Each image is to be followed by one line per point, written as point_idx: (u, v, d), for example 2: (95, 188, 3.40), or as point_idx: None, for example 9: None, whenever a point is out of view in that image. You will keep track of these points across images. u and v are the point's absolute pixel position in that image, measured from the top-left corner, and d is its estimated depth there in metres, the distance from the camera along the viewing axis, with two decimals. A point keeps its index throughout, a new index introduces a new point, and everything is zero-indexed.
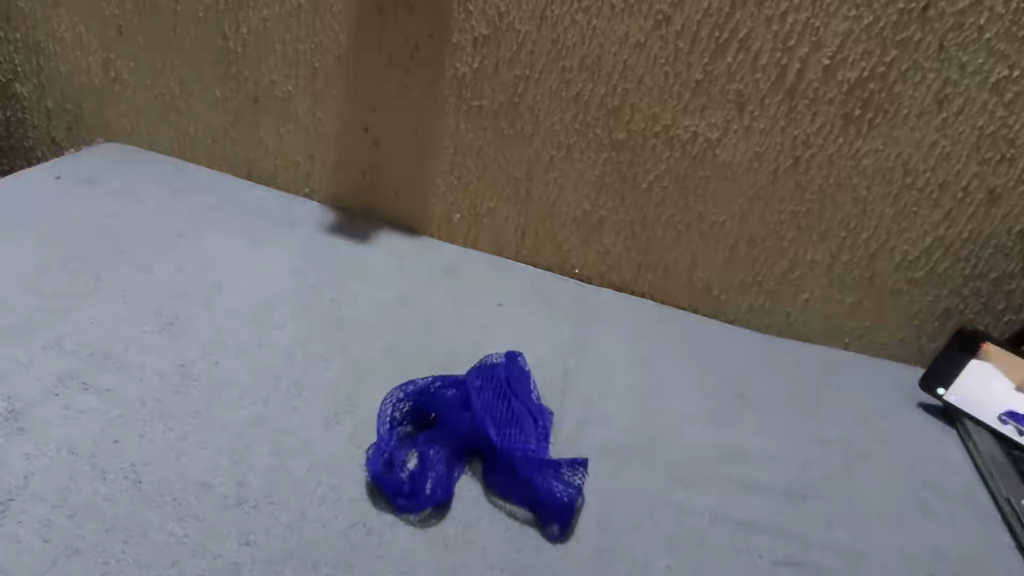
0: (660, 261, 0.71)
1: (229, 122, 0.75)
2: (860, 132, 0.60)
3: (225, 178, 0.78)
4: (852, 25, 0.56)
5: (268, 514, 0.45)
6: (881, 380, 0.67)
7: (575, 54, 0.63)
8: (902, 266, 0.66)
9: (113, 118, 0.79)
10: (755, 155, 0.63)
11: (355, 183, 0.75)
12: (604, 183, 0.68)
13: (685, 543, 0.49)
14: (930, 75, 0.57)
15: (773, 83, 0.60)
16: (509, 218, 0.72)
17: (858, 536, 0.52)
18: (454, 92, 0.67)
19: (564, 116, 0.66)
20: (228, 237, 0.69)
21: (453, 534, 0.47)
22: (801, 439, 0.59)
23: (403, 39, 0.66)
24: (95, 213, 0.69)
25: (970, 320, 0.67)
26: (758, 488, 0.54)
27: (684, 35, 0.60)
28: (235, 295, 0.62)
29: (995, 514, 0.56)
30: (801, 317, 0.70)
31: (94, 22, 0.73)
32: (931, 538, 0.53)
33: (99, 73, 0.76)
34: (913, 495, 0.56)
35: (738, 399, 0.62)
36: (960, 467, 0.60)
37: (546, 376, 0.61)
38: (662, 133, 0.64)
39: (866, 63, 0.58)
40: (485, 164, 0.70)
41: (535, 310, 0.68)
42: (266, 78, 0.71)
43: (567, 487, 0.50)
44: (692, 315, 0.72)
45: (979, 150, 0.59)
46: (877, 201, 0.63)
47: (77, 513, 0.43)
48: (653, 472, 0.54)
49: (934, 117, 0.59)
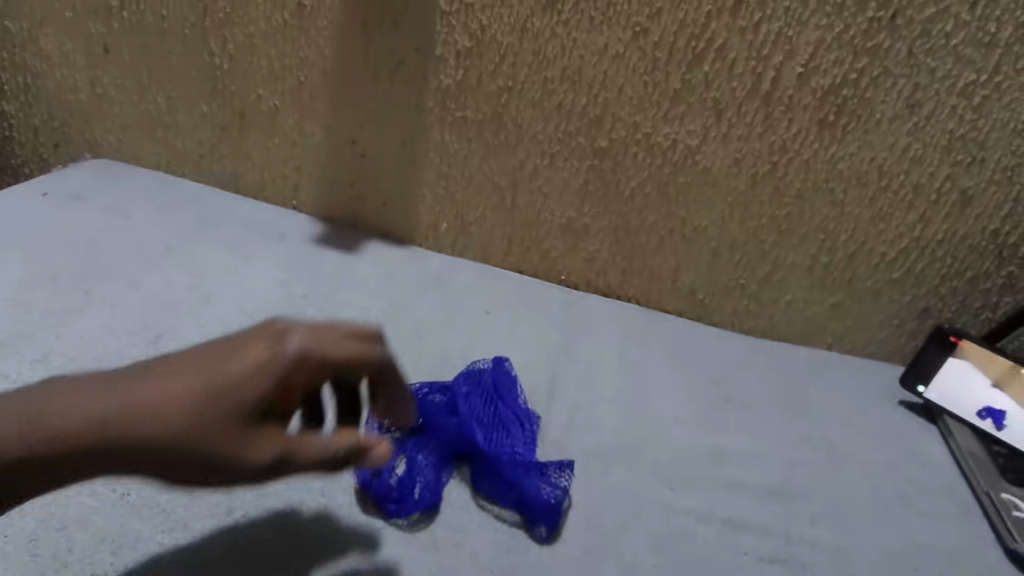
0: (645, 266, 0.72)
1: (216, 138, 0.76)
2: (835, 138, 0.62)
3: (212, 191, 0.78)
4: (824, 34, 0.58)
5: (258, 521, 0.46)
6: (863, 380, 0.69)
7: (556, 66, 0.64)
8: (880, 268, 0.67)
9: (101, 135, 0.80)
10: (734, 160, 0.65)
11: (341, 195, 0.75)
12: (588, 191, 0.69)
13: (671, 542, 0.50)
14: (901, 80, 0.59)
15: (749, 91, 0.61)
16: (495, 226, 0.73)
17: (842, 533, 0.53)
18: (439, 104, 0.68)
19: (547, 126, 0.67)
20: (215, 251, 0.70)
21: (442, 538, 0.47)
22: (785, 439, 0.60)
23: (388, 53, 0.67)
24: (81, 229, 0.69)
25: (949, 319, 0.68)
26: (743, 488, 0.55)
27: (662, 46, 0.61)
28: (224, 308, 0.63)
29: (976, 509, 0.57)
30: (784, 318, 0.72)
31: (80, 41, 0.74)
32: (912, 531, 0.54)
33: (86, 91, 0.77)
34: (895, 492, 0.57)
35: (722, 400, 0.63)
36: (941, 463, 0.61)
37: (533, 380, 0.62)
38: (643, 141, 0.66)
39: (838, 70, 0.59)
40: (471, 174, 0.71)
41: (522, 318, 0.69)
42: (252, 93, 0.72)
43: (554, 489, 0.50)
44: (677, 318, 0.73)
45: (950, 153, 0.61)
46: (854, 204, 0.65)
47: (67, 526, 0.44)
48: (639, 472, 0.55)
49: (906, 122, 0.60)
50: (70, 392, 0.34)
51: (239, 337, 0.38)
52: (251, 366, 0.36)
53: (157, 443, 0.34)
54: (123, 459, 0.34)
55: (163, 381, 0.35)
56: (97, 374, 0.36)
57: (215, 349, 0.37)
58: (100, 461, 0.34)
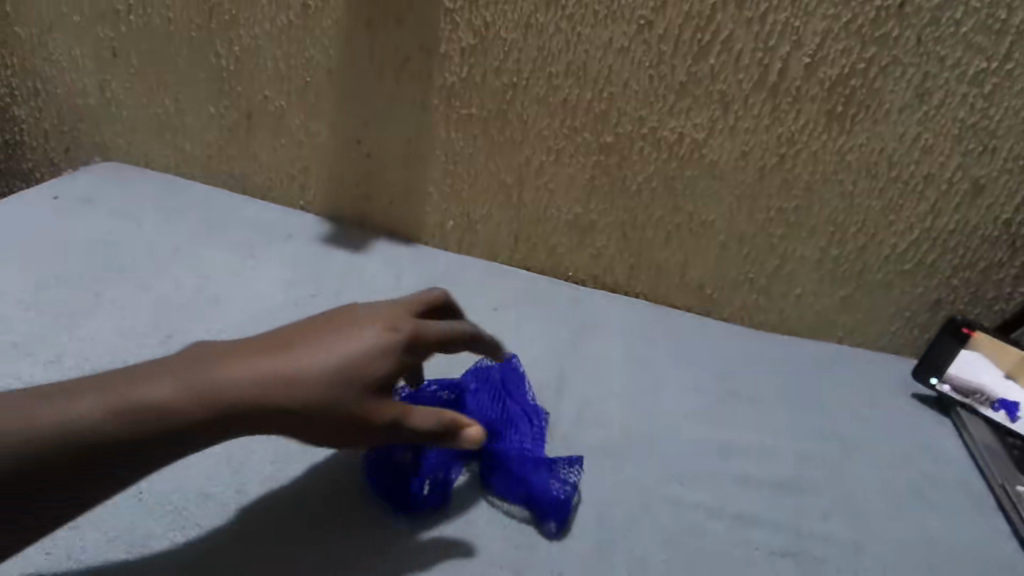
0: (652, 261, 0.72)
1: (223, 139, 0.76)
2: (843, 129, 0.61)
3: (220, 193, 0.79)
4: (831, 24, 0.58)
5: (268, 519, 0.46)
6: (874, 373, 0.68)
7: (561, 61, 0.64)
8: (891, 260, 0.66)
9: (110, 139, 0.80)
10: (742, 153, 0.64)
11: (348, 194, 0.76)
12: (595, 186, 0.69)
13: (681, 538, 0.50)
14: (911, 69, 0.58)
15: (756, 83, 0.61)
16: (502, 223, 0.73)
17: (855, 527, 0.53)
18: (444, 101, 0.68)
19: (552, 121, 0.67)
20: (224, 252, 0.70)
21: (450, 535, 0.47)
22: (796, 433, 0.60)
23: (393, 52, 0.67)
24: (91, 231, 0.70)
25: (961, 310, 0.68)
26: (753, 483, 0.55)
27: (667, 39, 0.61)
28: (233, 309, 0.63)
29: (991, 502, 0.56)
30: (793, 312, 0.71)
31: (88, 45, 0.75)
32: (926, 525, 0.53)
33: (95, 94, 0.77)
34: (908, 485, 0.57)
35: (732, 395, 0.63)
36: (955, 456, 0.60)
37: (542, 377, 0.62)
38: (649, 135, 0.65)
39: (846, 60, 0.59)
40: (477, 171, 0.71)
41: (529, 314, 0.69)
42: (258, 94, 0.73)
43: (564, 485, 0.50)
44: (686, 313, 0.73)
45: (962, 142, 0.60)
46: (863, 195, 0.64)
47: (78, 525, 0.44)
48: (649, 468, 0.55)
49: (915, 111, 0.60)
50: (228, 361, 0.40)
51: (359, 317, 0.44)
52: (377, 342, 0.42)
53: (308, 407, 0.39)
54: (281, 420, 0.40)
55: (310, 351, 0.41)
56: (243, 345, 0.41)
57: (339, 328, 0.43)
58: (260, 420, 0.39)
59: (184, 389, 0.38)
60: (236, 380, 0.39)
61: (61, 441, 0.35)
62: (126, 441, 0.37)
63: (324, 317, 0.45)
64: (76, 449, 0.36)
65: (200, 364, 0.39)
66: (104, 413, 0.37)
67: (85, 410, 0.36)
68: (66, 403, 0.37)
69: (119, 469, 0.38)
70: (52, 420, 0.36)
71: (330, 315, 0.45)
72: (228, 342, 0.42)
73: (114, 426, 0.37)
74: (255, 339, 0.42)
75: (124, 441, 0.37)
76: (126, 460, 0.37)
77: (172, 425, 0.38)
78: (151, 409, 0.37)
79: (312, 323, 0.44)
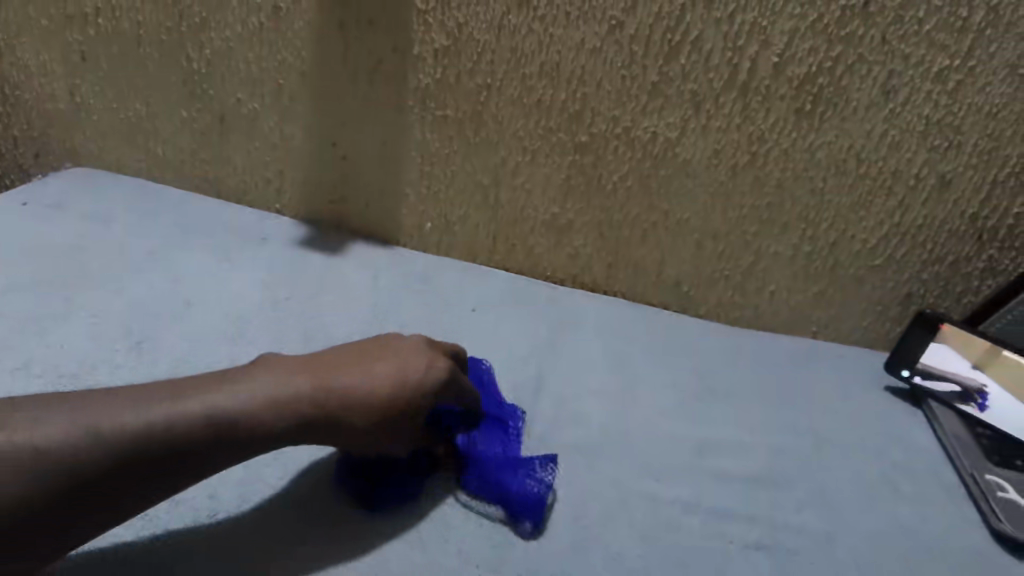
0: (629, 259, 0.72)
1: (196, 142, 0.76)
2: (812, 126, 0.62)
3: (194, 198, 0.78)
4: (798, 23, 0.58)
5: (239, 522, 0.46)
6: (846, 366, 0.69)
7: (534, 61, 0.64)
8: (862, 255, 0.67)
9: (81, 143, 0.79)
10: (714, 152, 0.65)
11: (325, 197, 0.75)
12: (571, 186, 0.69)
13: (657, 533, 0.50)
14: (876, 67, 0.59)
15: (726, 82, 0.62)
16: (480, 225, 0.74)
17: (828, 519, 0.53)
18: (419, 103, 0.68)
19: (527, 122, 0.67)
20: (197, 256, 0.70)
21: (429, 536, 0.47)
22: (771, 427, 0.61)
23: (367, 54, 0.67)
24: (60, 236, 0.69)
25: (932, 303, 0.69)
26: (728, 477, 0.55)
27: (638, 39, 0.61)
28: (205, 313, 0.63)
29: (961, 490, 0.57)
30: (769, 308, 0.72)
31: (57, 50, 0.74)
32: (898, 515, 0.54)
33: (64, 99, 0.76)
34: (881, 476, 0.58)
35: (710, 391, 0.64)
36: (926, 447, 0.61)
37: (520, 377, 0.62)
38: (623, 135, 0.66)
39: (813, 59, 0.59)
40: (453, 172, 0.71)
41: (508, 314, 0.69)
42: (231, 97, 0.72)
43: (539, 484, 0.51)
44: (663, 312, 0.73)
45: (927, 139, 0.61)
46: (833, 191, 0.65)
47: None
48: (626, 465, 0.55)
49: (882, 109, 0.61)
50: (295, 377, 0.44)
51: (407, 348, 0.49)
52: (427, 370, 0.48)
53: (368, 422, 0.45)
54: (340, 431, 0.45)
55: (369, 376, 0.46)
56: (303, 364, 0.46)
57: (392, 356, 0.48)
58: (321, 431, 0.44)
59: (262, 399, 0.42)
60: (307, 394, 0.44)
61: (150, 441, 0.38)
62: (199, 444, 0.40)
63: (371, 341, 0.50)
64: (150, 451, 0.38)
65: (270, 377, 0.44)
66: (185, 417, 0.39)
67: (164, 414, 0.39)
68: (155, 404, 0.39)
69: (177, 473, 0.39)
70: (127, 424, 0.38)
71: (376, 341, 0.50)
72: (288, 358, 0.47)
73: (200, 429, 0.40)
74: (313, 357, 0.47)
75: (203, 442, 0.40)
76: (193, 458, 0.40)
77: (245, 431, 0.42)
78: (230, 415, 0.41)
79: (360, 346, 0.49)
